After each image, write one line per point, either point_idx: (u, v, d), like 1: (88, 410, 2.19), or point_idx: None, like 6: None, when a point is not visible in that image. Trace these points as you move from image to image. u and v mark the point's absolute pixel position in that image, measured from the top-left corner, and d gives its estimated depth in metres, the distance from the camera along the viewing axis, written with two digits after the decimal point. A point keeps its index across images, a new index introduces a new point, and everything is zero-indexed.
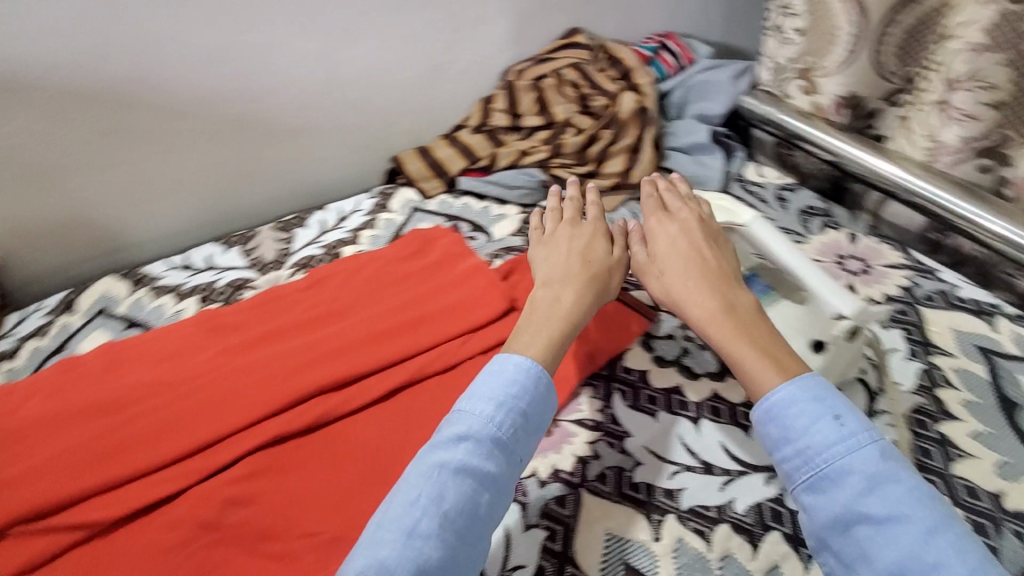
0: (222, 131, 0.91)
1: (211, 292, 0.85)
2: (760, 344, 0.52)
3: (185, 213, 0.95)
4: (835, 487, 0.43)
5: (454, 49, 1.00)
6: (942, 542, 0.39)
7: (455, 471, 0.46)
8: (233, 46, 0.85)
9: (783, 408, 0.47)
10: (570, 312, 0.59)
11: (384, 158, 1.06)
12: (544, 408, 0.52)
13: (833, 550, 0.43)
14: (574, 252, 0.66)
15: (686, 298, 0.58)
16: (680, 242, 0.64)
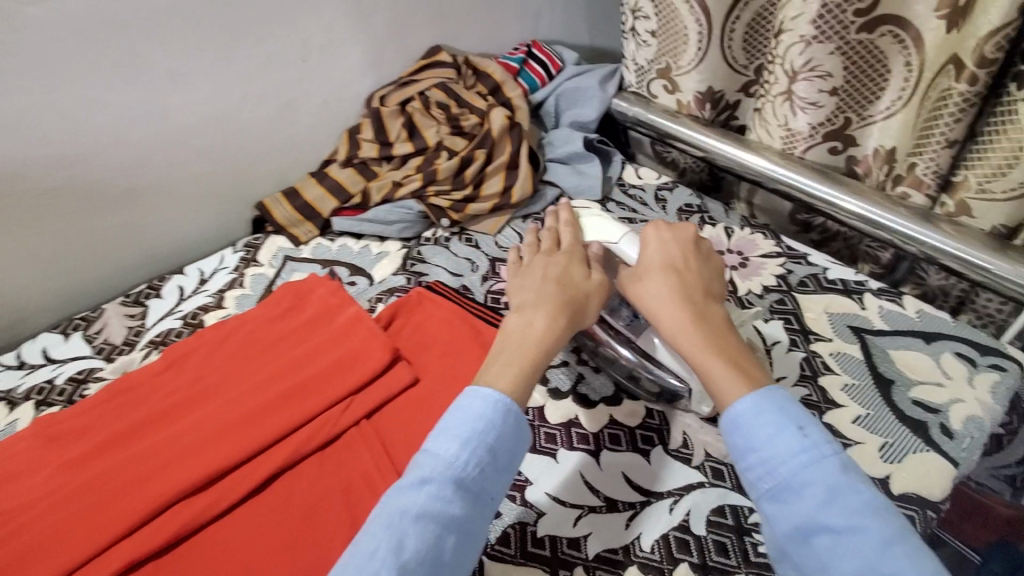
0: (38, 206, 0.78)
1: (48, 393, 0.73)
2: (740, 358, 0.51)
3: (10, 302, 0.82)
4: (797, 498, 0.42)
5: (306, 81, 0.92)
6: (902, 554, 0.38)
7: (414, 518, 0.43)
8: (32, 109, 0.72)
9: (746, 416, 0.46)
10: (540, 339, 0.55)
11: (248, 207, 0.98)
12: (514, 445, 0.49)
13: (793, 562, 0.42)
14: (547, 276, 0.62)
15: (663, 304, 0.56)
16: (669, 248, 0.62)
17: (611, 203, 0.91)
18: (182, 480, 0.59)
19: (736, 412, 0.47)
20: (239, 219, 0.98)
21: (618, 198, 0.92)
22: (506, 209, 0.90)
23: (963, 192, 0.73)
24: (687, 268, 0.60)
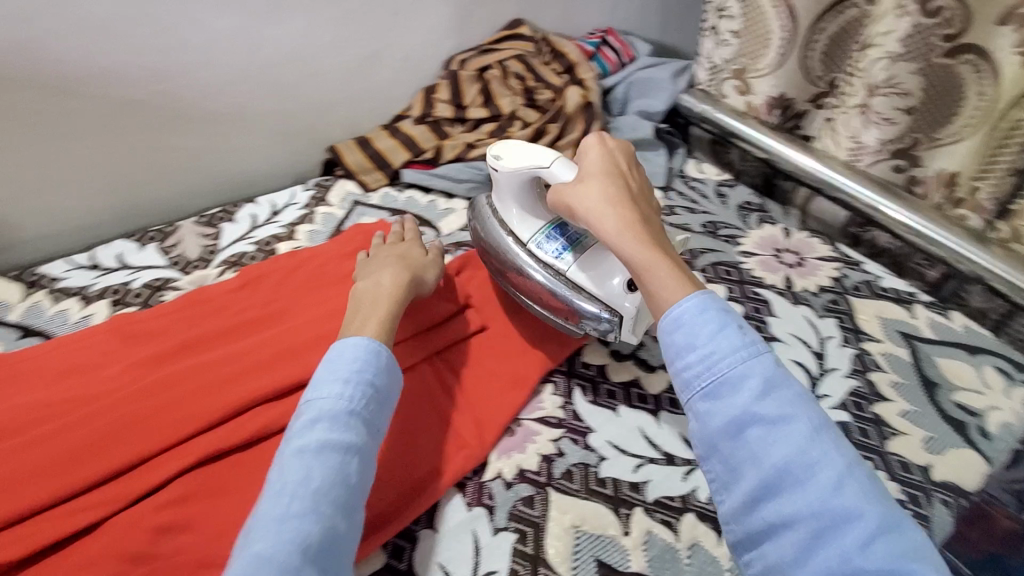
0: (123, 115, 0.78)
1: (125, 294, 0.76)
2: (675, 256, 0.51)
3: (85, 205, 0.82)
4: (733, 393, 0.41)
5: (395, 34, 0.94)
6: (828, 439, 0.40)
7: (315, 452, 0.45)
8: (136, 18, 0.73)
9: (687, 315, 0.45)
10: (392, 295, 0.61)
11: (318, 151, 0.98)
12: (391, 379, 0.53)
13: (722, 454, 0.41)
14: (392, 257, 0.68)
15: (609, 207, 0.55)
16: (609, 157, 0.61)
17: (673, 191, 0.93)
18: (249, 388, 0.61)
19: (680, 312, 0.45)
20: (307, 161, 0.99)
21: (680, 188, 0.94)
22: None
23: (1020, 219, 0.75)
24: (627, 179, 0.60)
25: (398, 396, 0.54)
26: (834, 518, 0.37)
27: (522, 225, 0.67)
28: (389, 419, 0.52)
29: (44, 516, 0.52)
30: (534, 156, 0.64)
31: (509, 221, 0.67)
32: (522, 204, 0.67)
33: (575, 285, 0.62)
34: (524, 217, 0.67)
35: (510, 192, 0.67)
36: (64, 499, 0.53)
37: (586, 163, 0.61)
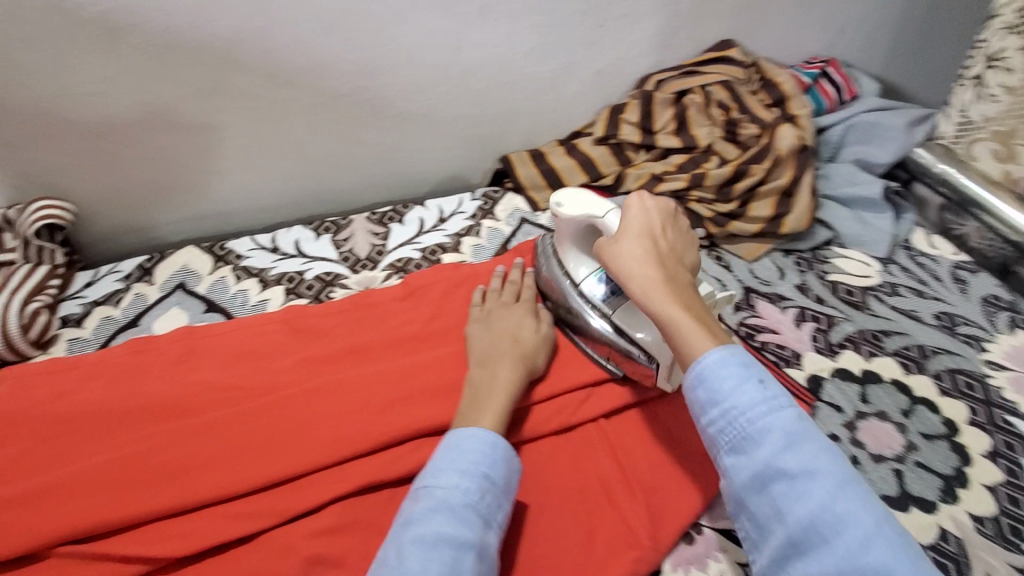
0: (326, 107, 0.79)
1: (298, 284, 0.78)
2: (705, 321, 0.46)
3: (274, 187, 0.85)
4: (756, 447, 0.40)
5: (595, 47, 0.87)
6: (855, 494, 0.37)
7: (432, 544, 0.42)
8: (357, 13, 0.72)
9: (717, 370, 0.42)
10: (510, 389, 0.56)
11: (491, 158, 0.95)
12: (509, 472, 0.49)
13: (750, 511, 0.40)
14: (506, 333, 0.62)
15: (641, 264, 0.50)
16: (651, 209, 0.55)
17: (895, 265, 0.79)
18: (412, 419, 0.57)
19: (711, 365, 0.42)
20: (479, 167, 0.95)
21: (904, 262, 0.80)
22: (771, 235, 0.81)
23: None
24: (664, 232, 0.54)
25: (517, 491, 0.50)
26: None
27: (576, 264, 0.64)
28: (507, 515, 0.49)
29: (206, 511, 0.51)
30: (590, 203, 0.59)
31: (563, 257, 0.65)
32: (578, 242, 0.64)
33: (622, 332, 0.59)
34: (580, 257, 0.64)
35: (569, 235, 0.64)
36: (224, 500, 0.52)
37: (627, 215, 0.55)
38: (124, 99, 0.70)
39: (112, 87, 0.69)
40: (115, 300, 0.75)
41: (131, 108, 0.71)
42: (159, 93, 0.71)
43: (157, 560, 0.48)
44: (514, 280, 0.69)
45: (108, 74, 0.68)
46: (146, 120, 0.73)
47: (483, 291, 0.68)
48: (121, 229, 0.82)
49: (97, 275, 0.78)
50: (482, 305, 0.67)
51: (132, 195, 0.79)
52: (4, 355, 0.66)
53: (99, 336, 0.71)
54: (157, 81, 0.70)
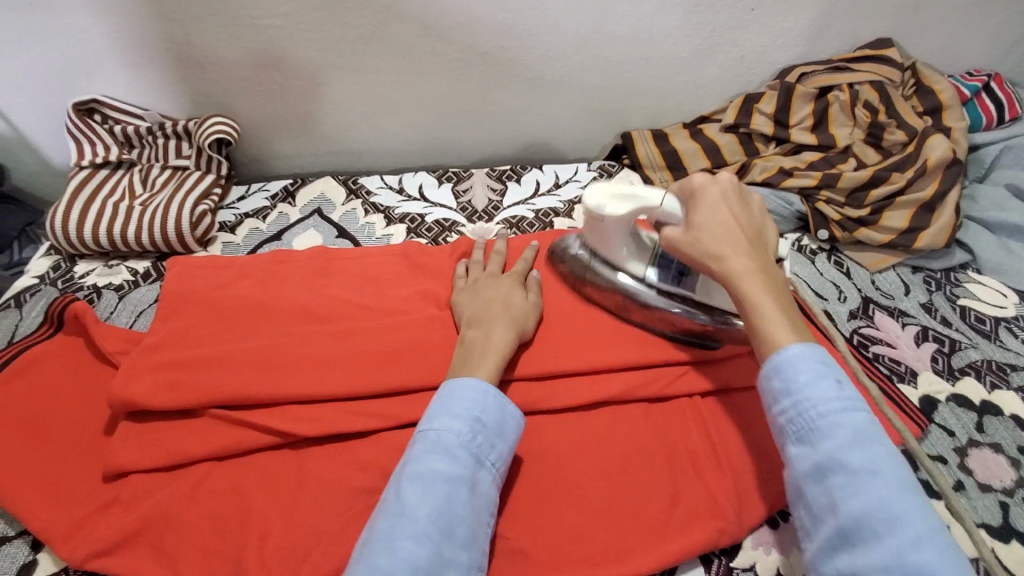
0: (468, 63, 0.83)
1: (419, 225, 0.83)
2: (791, 316, 0.47)
3: (407, 134, 0.91)
4: (821, 439, 0.41)
5: (740, 31, 0.85)
6: (907, 496, 0.38)
7: (427, 481, 0.44)
8: None
9: (796, 364, 0.43)
10: (503, 348, 0.55)
11: (612, 133, 0.96)
12: (502, 416, 0.50)
13: (805, 499, 0.41)
14: (495, 300, 0.61)
15: (728, 261, 0.49)
16: (722, 196, 0.53)
17: None
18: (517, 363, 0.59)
19: (792, 363, 0.43)
20: (598, 139, 0.96)
21: None
22: (901, 248, 0.77)
23: None
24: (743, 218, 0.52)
25: (516, 432, 0.51)
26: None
27: (631, 260, 0.63)
28: (505, 457, 0.50)
29: (331, 405, 0.58)
30: (641, 197, 0.57)
31: (612, 255, 0.63)
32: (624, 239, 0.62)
33: (693, 303, 0.60)
34: (630, 252, 0.63)
35: (621, 234, 0.61)
36: (349, 398, 0.58)
37: (699, 202, 0.53)
38: (297, 34, 0.77)
39: (289, 21, 0.76)
40: (262, 215, 0.84)
41: (301, 44, 0.78)
42: (327, 33, 0.78)
43: (289, 435, 0.56)
44: (499, 252, 0.70)
45: (289, 10, 0.75)
46: (310, 56, 0.80)
47: (467, 263, 0.69)
48: (272, 154, 0.91)
49: (249, 191, 0.87)
50: (468, 279, 0.68)
51: (286, 124, 0.87)
52: (175, 247, 0.77)
53: (247, 243, 0.80)
54: (327, 22, 0.77)
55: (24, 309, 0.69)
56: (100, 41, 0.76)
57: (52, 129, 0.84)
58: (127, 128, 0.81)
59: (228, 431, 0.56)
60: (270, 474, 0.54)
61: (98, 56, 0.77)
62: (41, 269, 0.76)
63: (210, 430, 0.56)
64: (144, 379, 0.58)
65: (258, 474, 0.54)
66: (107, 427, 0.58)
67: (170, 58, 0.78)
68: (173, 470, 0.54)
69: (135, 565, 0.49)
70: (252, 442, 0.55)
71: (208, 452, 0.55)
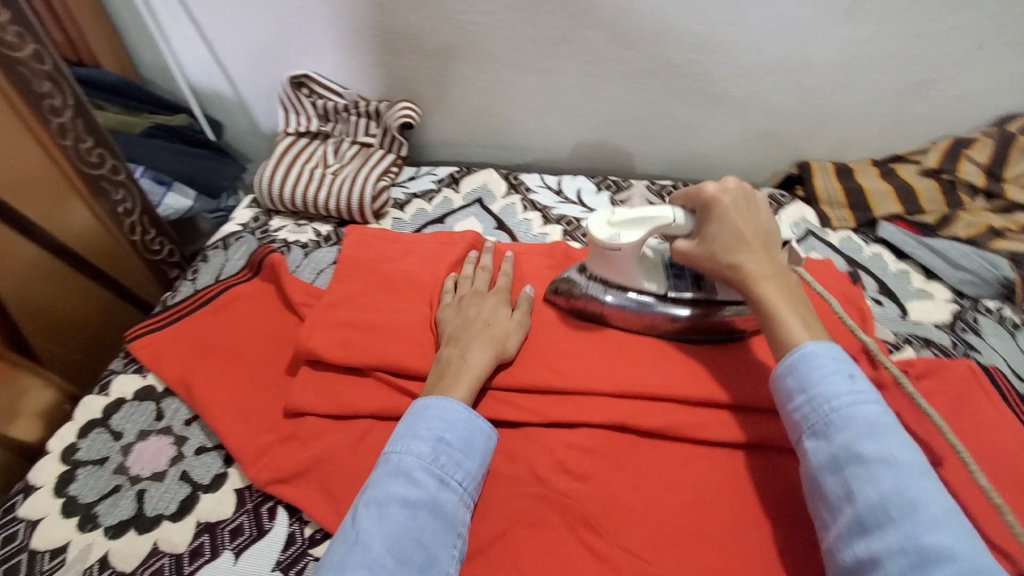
0: (651, 74, 0.82)
1: (575, 229, 0.83)
2: (803, 315, 0.49)
3: (573, 136, 0.92)
4: (836, 432, 0.42)
5: (963, 68, 0.76)
6: (927, 485, 0.38)
7: (384, 507, 0.45)
8: None
9: (810, 357, 0.45)
10: (479, 372, 0.55)
11: (786, 161, 0.90)
12: (469, 432, 0.50)
13: (823, 491, 0.42)
14: (478, 317, 0.61)
15: (740, 263, 0.52)
16: (731, 203, 0.54)
17: None
18: (671, 383, 0.58)
19: (805, 353, 0.45)
20: (769, 165, 0.92)
21: None
22: None
23: None
24: (752, 222, 0.54)
25: (487, 451, 0.51)
26: (926, 557, 0.35)
27: (648, 281, 0.62)
28: (474, 475, 0.50)
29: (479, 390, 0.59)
30: (653, 221, 0.57)
31: (629, 282, 0.62)
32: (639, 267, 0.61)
33: (715, 301, 0.61)
34: (641, 270, 0.61)
35: (634, 264, 0.60)
36: (498, 388, 0.59)
37: (708, 211, 0.55)
38: (493, 31, 0.81)
39: (488, 19, 0.79)
40: (428, 197, 0.89)
41: (494, 41, 0.82)
42: (520, 32, 0.80)
43: None
44: (486, 265, 0.70)
45: (490, 7, 0.78)
46: (500, 53, 0.83)
47: (455, 278, 0.69)
48: (444, 140, 0.96)
49: (418, 173, 0.93)
50: (454, 292, 0.68)
51: (463, 114, 0.92)
52: (354, 216, 0.84)
53: (414, 221, 0.86)
54: (524, 22, 0.79)
55: (229, 251, 0.80)
56: (322, 23, 0.84)
57: (267, 97, 0.96)
58: (328, 104, 0.89)
59: (389, 396, 0.60)
60: None
61: (316, 36, 0.86)
62: (244, 218, 0.86)
63: (373, 391, 0.60)
64: (325, 333, 0.63)
65: None
66: (288, 366, 0.65)
67: (376, 43, 0.85)
68: (338, 419, 0.59)
69: (306, 498, 0.53)
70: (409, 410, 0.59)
71: (370, 411, 0.59)
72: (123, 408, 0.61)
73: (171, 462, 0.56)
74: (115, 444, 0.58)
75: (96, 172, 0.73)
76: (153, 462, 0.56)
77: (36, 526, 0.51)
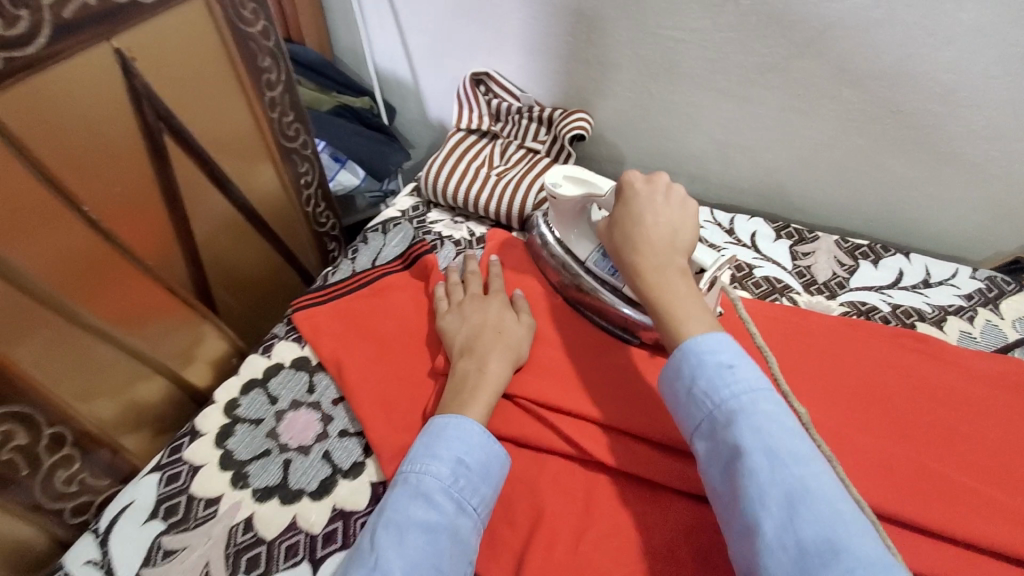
0: (870, 117, 0.72)
1: (746, 276, 0.76)
2: (693, 312, 0.50)
3: (755, 173, 0.84)
4: (721, 431, 0.44)
5: None
6: (803, 471, 0.40)
7: (404, 530, 0.44)
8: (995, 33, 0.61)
9: (697, 351, 0.47)
10: (494, 386, 0.55)
11: (1018, 242, 0.76)
12: (486, 458, 0.50)
13: (716, 490, 0.44)
14: (486, 325, 0.61)
15: (633, 256, 0.53)
16: (640, 196, 0.56)
17: None
18: None
19: (688, 347, 0.48)
20: (993, 244, 0.77)
21: None
22: None
23: None
24: (662, 216, 0.55)
25: (501, 476, 0.51)
26: (803, 551, 0.37)
27: (576, 244, 0.67)
28: (488, 502, 0.49)
29: (621, 439, 0.55)
30: (590, 183, 0.64)
31: (563, 235, 0.68)
32: (576, 226, 0.67)
33: (619, 292, 0.62)
34: (578, 235, 0.67)
35: (569, 216, 0.67)
36: (644, 443, 0.54)
37: (624, 201, 0.57)
38: (694, 51, 0.75)
39: (692, 38, 0.74)
40: None
41: (693, 61, 0.76)
42: (725, 55, 0.74)
43: (583, 454, 0.54)
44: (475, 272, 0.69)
45: (697, 26, 0.73)
46: (695, 74, 0.77)
47: (446, 285, 0.67)
48: (612, 156, 0.93)
49: None
50: (448, 298, 0.66)
51: (638, 132, 0.87)
52: (510, 221, 0.83)
53: None
54: (733, 44, 0.73)
55: (387, 236, 0.82)
56: (515, 24, 0.84)
57: (444, 89, 0.97)
58: (502, 104, 0.88)
59: (527, 424, 0.57)
60: (558, 483, 0.54)
61: (505, 35, 0.86)
62: (404, 205, 0.88)
63: (512, 414, 0.57)
64: None
65: (547, 477, 0.54)
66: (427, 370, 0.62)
67: (564, 49, 0.83)
68: None
69: None
70: (544, 444, 0.55)
71: (507, 436, 0.56)
72: (281, 373, 0.63)
73: (317, 439, 0.58)
74: (270, 407, 0.60)
75: (290, 145, 0.77)
76: (301, 435, 0.58)
77: (197, 472, 0.55)
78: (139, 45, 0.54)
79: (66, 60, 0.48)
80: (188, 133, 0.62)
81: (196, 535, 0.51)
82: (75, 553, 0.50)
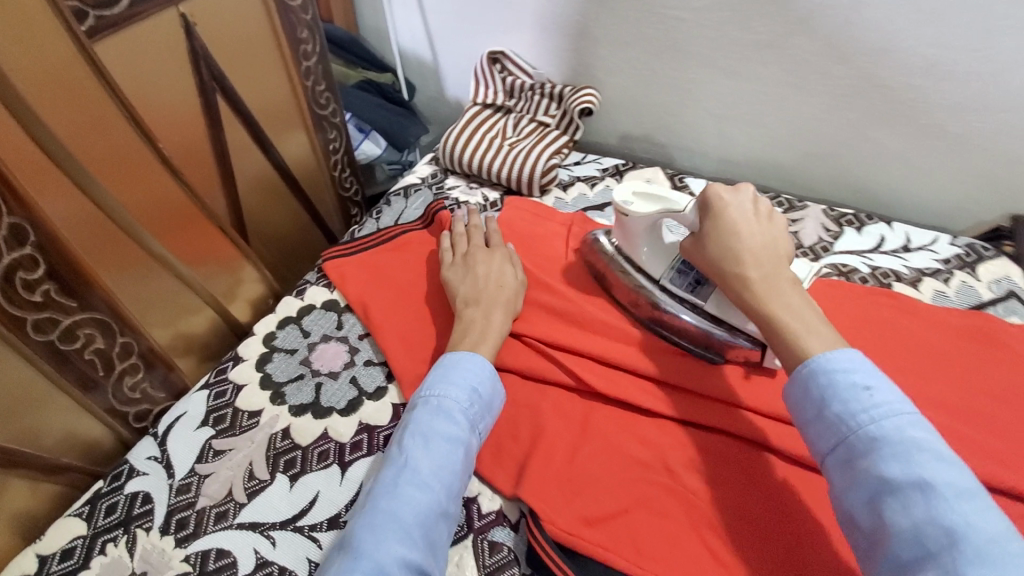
0: (859, 93, 0.78)
1: None
2: (808, 320, 0.49)
3: (750, 146, 0.90)
4: (859, 458, 0.41)
5: None
6: (965, 506, 0.37)
7: (428, 439, 0.50)
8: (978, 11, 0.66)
9: (830, 372, 0.45)
10: (495, 329, 0.62)
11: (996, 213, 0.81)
12: (495, 390, 0.56)
13: (854, 521, 0.41)
14: (487, 277, 0.67)
15: (738, 272, 0.53)
16: (734, 208, 0.55)
17: None
18: None
19: (817, 367, 0.46)
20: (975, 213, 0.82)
21: None
22: None
23: None
24: (754, 230, 0.54)
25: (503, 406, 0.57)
26: None
27: (651, 263, 0.64)
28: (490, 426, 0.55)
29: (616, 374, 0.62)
30: (667, 200, 0.60)
31: (632, 254, 0.66)
32: (649, 242, 0.64)
33: (704, 312, 0.61)
34: (649, 252, 0.64)
35: (641, 233, 0.64)
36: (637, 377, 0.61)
37: (716, 214, 0.55)
38: (698, 29, 0.81)
39: (697, 17, 0.80)
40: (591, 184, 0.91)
41: (697, 39, 0.82)
42: (726, 33, 0.80)
43: (582, 384, 0.61)
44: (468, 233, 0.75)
45: (701, 5, 0.79)
46: (698, 52, 0.83)
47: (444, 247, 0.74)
48: (616, 131, 0.99)
49: (584, 160, 0.96)
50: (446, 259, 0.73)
51: (642, 108, 0.93)
52: (521, 187, 0.90)
53: (574, 203, 0.89)
54: (733, 23, 0.78)
55: (408, 200, 0.89)
56: (530, 4, 0.90)
57: (462, 66, 1.04)
58: (516, 81, 0.94)
59: (532, 358, 0.63)
60: (557, 408, 0.60)
61: (519, 15, 0.92)
62: (423, 173, 0.95)
63: (517, 350, 0.64)
64: None
65: (547, 403, 0.61)
66: (444, 313, 0.69)
67: (576, 29, 0.89)
68: None
69: None
70: (547, 376, 0.62)
71: (513, 368, 0.63)
72: (313, 312, 0.71)
73: (345, 366, 0.65)
74: (304, 339, 0.68)
75: (321, 112, 0.85)
76: (332, 362, 0.65)
77: (241, 390, 0.62)
78: (200, 12, 0.62)
79: (143, 21, 0.55)
80: (237, 95, 0.69)
81: (241, 440, 0.58)
82: (138, 450, 0.58)
